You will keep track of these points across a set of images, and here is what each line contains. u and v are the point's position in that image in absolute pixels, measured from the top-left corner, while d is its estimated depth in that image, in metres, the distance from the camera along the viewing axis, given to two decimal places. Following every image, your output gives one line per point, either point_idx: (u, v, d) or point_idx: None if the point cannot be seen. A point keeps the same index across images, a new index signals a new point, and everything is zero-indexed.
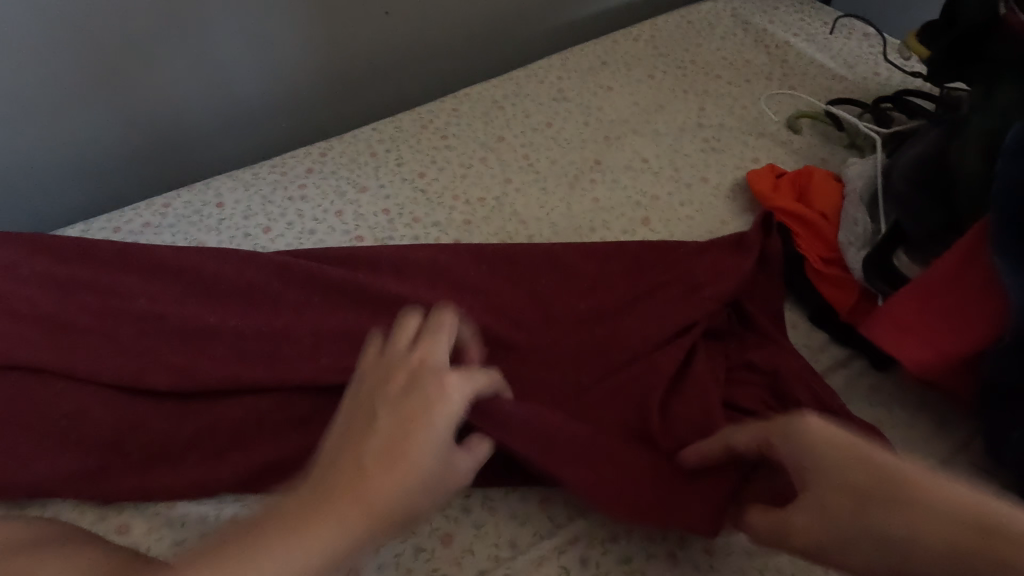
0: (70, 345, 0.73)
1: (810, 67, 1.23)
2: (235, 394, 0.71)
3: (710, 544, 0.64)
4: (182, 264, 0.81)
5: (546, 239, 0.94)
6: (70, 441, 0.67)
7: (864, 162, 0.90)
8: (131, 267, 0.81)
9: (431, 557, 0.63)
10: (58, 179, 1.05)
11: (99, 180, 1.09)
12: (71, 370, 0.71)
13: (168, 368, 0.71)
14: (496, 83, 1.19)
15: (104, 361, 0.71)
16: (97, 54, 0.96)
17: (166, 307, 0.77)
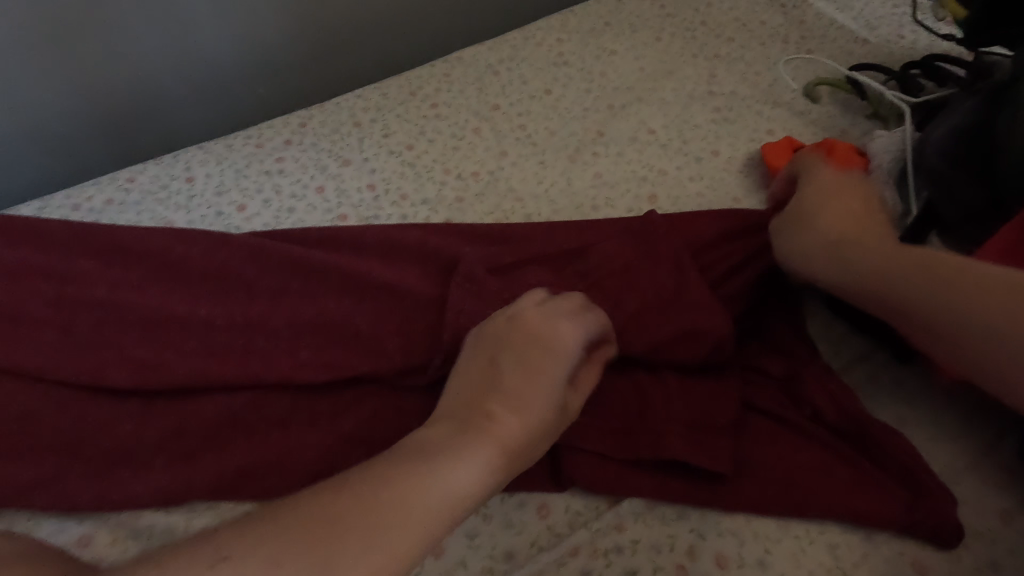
0: (24, 339, 0.67)
1: (830, 29, 1.13)
2: (207, 390, 0.66)
3: (721, 555, 0.59)
4: (146, 247, 0.74)
5: (545, 218, 0.86)
6: (25, 446, 0.62)
7: (891, 135, 0.82)
8: (90, 251, 0.74)
9: (421, 571, 0.58)
10: (13, 153, 0.97)
11: (59, 154, 1.01)
12: (28, 366, 0.65)
13: (134, 363, 0.66)
14: (491, 46, 1.10)
15: (62, 357, 0.66)
16: (43, 11, 0.87)
17: (127, 296, 0.70)
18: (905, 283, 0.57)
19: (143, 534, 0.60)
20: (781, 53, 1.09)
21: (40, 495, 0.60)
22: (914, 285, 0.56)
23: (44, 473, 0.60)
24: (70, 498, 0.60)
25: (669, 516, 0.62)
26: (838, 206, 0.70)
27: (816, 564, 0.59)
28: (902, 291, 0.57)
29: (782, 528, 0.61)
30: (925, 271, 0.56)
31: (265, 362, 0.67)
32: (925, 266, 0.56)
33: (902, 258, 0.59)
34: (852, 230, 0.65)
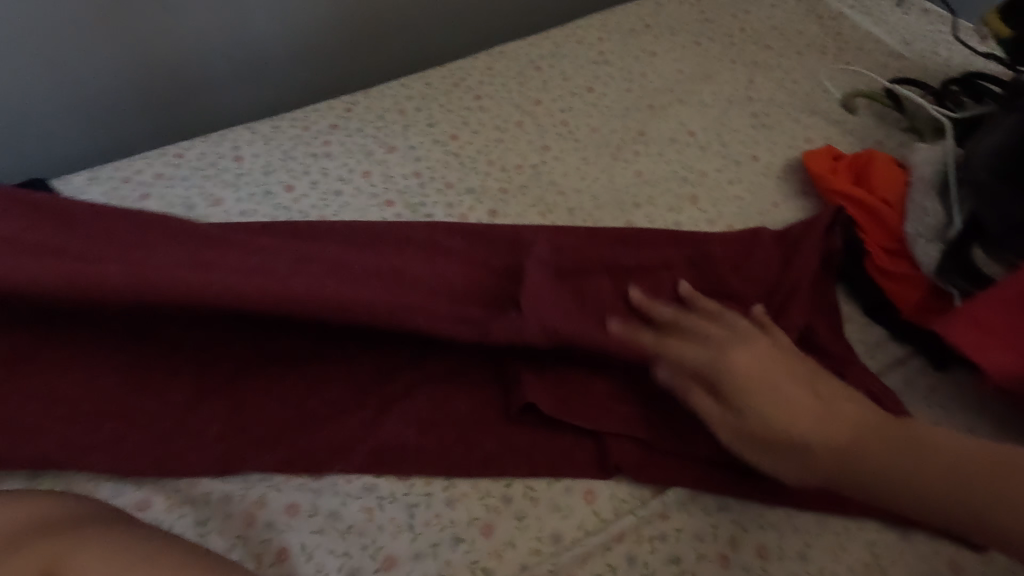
0: (82, 308, 0.68)
1: (866, 41, 1.15)
2: (260, 369, 0.68)
3: (762, 546, 0.61)
4: (198, 223, 0.74)
5: (588, 213, 0.88)
6: (86, 411, 0.63)
7: (931, 148, 0.84)
8: (145, 225, 0.74)
9: (470, 549, 0.59)
10: (56, 125, 0.97)
11: (102, 129, 1.01)
12: (92, 336, 0.67)
13: (194, 340, 0.68)
14: (533, 42, 1.11)
15: (124, 328, 0.68)
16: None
17: (182, 270, 0.71)
18: (907, 484, 0.52)
19: (201, 501, 0.61)
20: (818, 63, 1.11)
21: (95, 461, 0.61)
22: (903, 463, 0.52)
23: (104, 438, 0.61)
24: (126, 463, 0.61)
25: (712, 507, 0.63)
26: (780, 398, 0.59)
27: (854, 559, 0.60)
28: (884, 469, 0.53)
29: (822, 523, 0.62)
30: (877, 443, 0.54)
31: (319, 345, 0.69)
32: (957, 467, 0.51)
33: (870, 443, 0.54)
34: (758, 405, 0.59)
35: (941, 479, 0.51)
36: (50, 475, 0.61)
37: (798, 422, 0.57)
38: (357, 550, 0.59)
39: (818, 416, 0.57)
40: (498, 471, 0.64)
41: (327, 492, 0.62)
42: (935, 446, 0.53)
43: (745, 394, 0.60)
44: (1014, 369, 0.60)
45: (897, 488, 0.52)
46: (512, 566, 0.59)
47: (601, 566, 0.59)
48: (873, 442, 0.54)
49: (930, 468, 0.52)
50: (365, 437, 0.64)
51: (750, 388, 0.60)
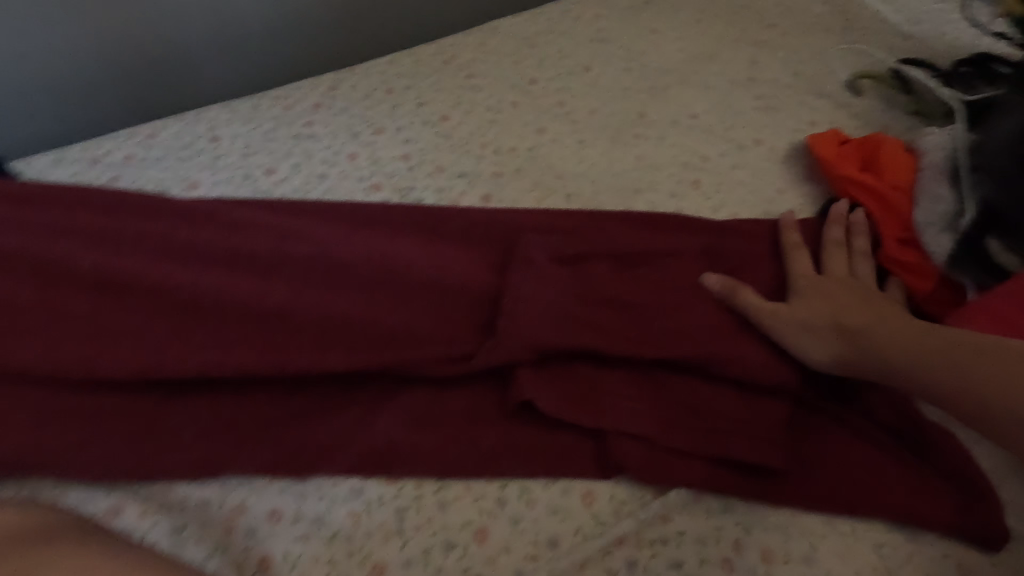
0: (46, 301, 0.63)
1: (873, 21, 1.11)
2: (228, 363, 0.60)
3: (767, 549, 0.59)
4: (172, 211, 0.70)
5: (587, 199, 0.84)
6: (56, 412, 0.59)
7: (942, 132, 0.81)
8: (117, 213, 0.70)
9: (463, 555, 0.57)
10: (19, 101, 0.91)
11: (70, 105, 0.95)
12: (45, 337, 0.61)
13: (156, 338, 0.61)
14: (528, 17, 1.06)
15: (84, 325, 0.62)
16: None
17: (156, 260, 0.66)
18: (921, 373, 0.57)
19: (176, 507, 0.57)
20: (824, 43, 1.07)
21: (64, 466, 0.57)
22: (955, 366, 0.56)
23: (75, 439, 0.58)
24: (98, 468, 0.57)
25: (715, 509, 0.61)
26: (835, 300, 0.64)
27: (862, 563, 0.58)
28: (937, 379, 0.56)
29: (828, 525, 0.60)
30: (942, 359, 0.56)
31: (295, 337, 0.63)
32: (954, 345, 0.57)
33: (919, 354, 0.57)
34: (812, 307, 0.64)
35: (935, 354, 0.57)
36: (15, 479, 0.57)
37: (837, 322, 0.62)
38: (344, 557, 0.56)
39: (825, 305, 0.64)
40: (492, 470, 0.61)
41: (312, 496, 0.58)
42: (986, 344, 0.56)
43: (800, 289, 0.67)
44: None
45: (918, 371, 0.57)
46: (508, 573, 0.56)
47: (600, 571, 0.57)
48: (914, 343, 0.58)
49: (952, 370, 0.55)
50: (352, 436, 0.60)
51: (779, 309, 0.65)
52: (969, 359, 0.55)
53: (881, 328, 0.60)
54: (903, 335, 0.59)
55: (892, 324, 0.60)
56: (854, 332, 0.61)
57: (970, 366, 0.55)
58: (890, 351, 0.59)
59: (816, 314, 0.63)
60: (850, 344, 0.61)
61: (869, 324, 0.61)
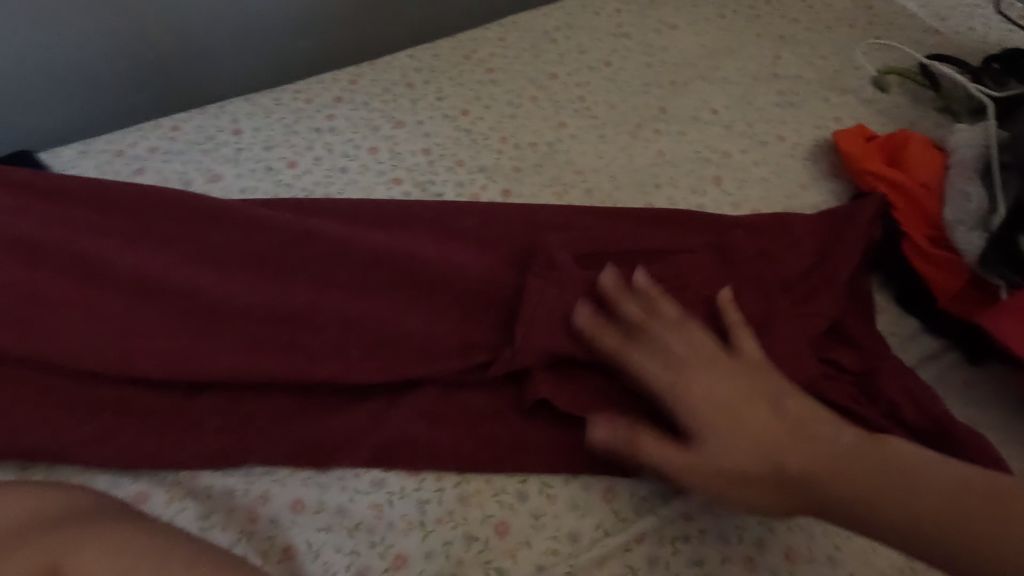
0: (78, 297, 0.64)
1: (899, 16, 1.09)
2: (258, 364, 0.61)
3: (790, 549, 0.58)
4: (197, 204, 0.69)
5: (607, 194, 0.83)
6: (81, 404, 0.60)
7: (972, 129, 0.79)
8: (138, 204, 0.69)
9: (484, 549, 0.56)
10: (44, 94, 0.91)
11: (94, 98, 0.95)
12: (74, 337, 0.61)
13: (179, 345, 0.62)
14: (547, 12, 1.06)
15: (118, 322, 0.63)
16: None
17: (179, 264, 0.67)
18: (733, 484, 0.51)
19: (201, 495, 0.58)
20: (848, 38, 1.05)
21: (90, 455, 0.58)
22: (845, 482, 0.49)
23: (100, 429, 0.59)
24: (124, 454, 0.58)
25: (738, 507, 0.60)
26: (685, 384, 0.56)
27: (886, 564, 0.58)
28: (835, 492, 0.50)
29: (852, 525, 0.59)
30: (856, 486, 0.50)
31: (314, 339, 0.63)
32: (850, 493, 0.49)
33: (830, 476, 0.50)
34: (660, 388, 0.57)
35: (864, 480, 0.49)
36: (44, 465, 0.58)
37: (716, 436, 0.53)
38: (364, 548, 0.56)
39: (744, 442, 0.52)
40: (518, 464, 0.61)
41: (334, 487, 0.59)
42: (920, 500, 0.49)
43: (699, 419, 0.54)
44: None
45: (841, 513, 0.50)
46: (528, 567, 0.56)
47: (621, 567, 0.56)
48: (798, 500, 0.50)
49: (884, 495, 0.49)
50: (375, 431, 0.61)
51: (694, 400, 0.55)
52: (880, 479, 0.49)
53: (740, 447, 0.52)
54: (811, 463, 0.50)
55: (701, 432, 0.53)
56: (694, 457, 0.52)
57: (875, 495, 0.49)
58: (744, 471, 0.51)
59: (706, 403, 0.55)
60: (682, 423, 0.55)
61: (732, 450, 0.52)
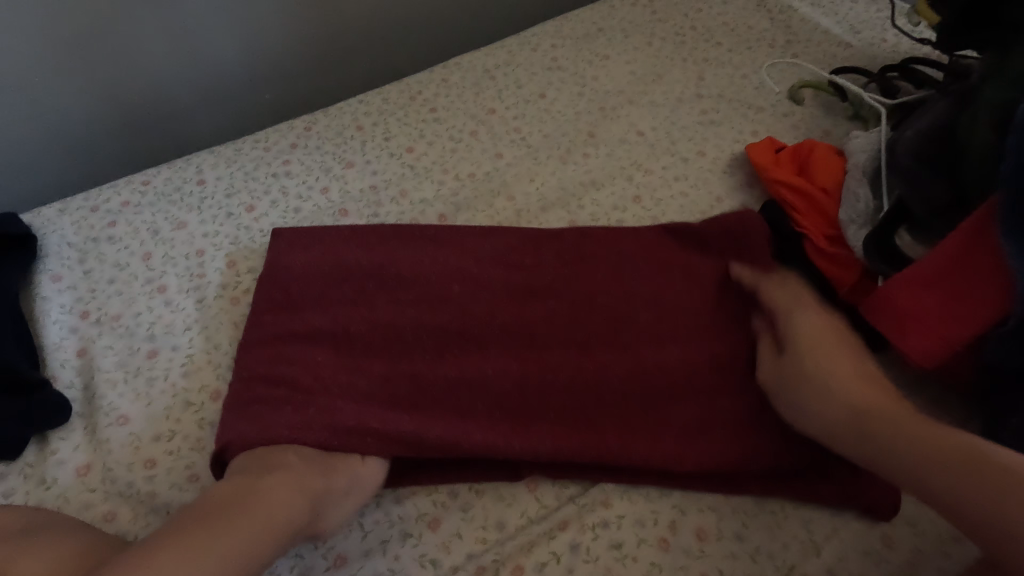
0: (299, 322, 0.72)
1: (815, 33, 1.17)
2: (467, 379, 0.68)
3: (701, 529, 0.63)
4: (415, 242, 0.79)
5: (534, 215, 0.91)
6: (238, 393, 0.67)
7: (867, 136, 0.86)
8: (336, 243, 0.78)
9: (418, 543, 0.62)
10: (32, 162, 1.01)
11: (77, 161, 1.05)
12: (269, 350, 0.70)
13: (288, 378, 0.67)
14: (488, 52, 1.15)
15: (365, 331, 0.71)
16: (62, 19, 0.91)
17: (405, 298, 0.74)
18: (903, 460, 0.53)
19: (163, 510, 0.64)
20: (767, 57, 1.14)
21: (227, 454, 0.64)
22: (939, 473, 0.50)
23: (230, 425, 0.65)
24: (274, 440, 0.63)
25: (654, 493, 0.66)
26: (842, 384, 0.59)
27: (789, 536, 0.63)
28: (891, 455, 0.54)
29: (758, 504, 0.65)
30: (962, 467, 0.49)
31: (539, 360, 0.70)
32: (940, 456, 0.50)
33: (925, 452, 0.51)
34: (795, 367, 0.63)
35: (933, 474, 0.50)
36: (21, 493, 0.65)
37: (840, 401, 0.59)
38: (306, 550, 0.61)
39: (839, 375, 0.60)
40: (596, 456, 0.64)
41: None
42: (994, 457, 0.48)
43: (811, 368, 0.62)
44: (935, 351, 0.63)
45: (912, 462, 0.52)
46: (459, 556, 0.61)
47: (545, 554, 0.62)
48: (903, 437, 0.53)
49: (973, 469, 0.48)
50: (486, 432, 0.65)
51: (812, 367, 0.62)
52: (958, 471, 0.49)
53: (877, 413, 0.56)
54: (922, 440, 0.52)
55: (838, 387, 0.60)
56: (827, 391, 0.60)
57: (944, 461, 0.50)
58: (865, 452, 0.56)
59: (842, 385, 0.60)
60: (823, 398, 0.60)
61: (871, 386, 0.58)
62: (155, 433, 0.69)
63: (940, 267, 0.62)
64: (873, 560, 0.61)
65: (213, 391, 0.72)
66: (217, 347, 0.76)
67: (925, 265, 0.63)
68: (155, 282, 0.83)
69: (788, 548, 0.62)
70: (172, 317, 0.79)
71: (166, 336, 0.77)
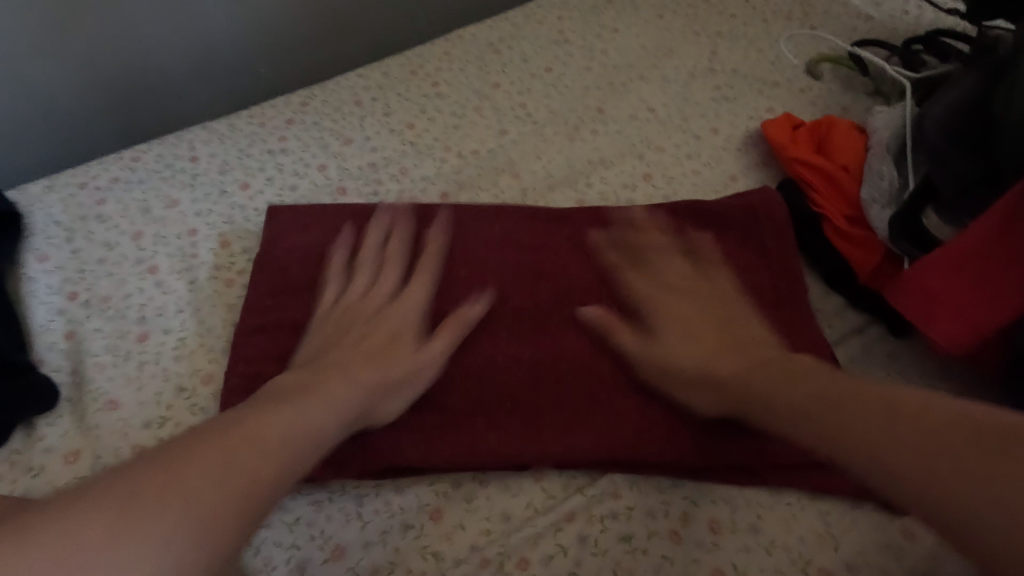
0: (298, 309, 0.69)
1: (834, 5, 1.12)
2: (475, 367, 0.66)
3: (714, 521, 0.61)
4: (426, 223, 0.76)
5: (540, 194, 0.87)
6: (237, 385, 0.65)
7: (891, 110, 0.82)
8: (336, 225, 0.75)
9: (420, 535, 0.60)
10: (17, 139, 0.97)
11: (65, 136, 1.01)
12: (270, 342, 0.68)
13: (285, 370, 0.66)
14: (491, 24, 1.10)
15: (372, 323, 0.68)
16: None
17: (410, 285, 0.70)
18: (834, 427, 0.48)
19: None
20: (784, 29, 1.09)
21: None
22: (884, 430, 0.45)
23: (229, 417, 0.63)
24: None
25: (665, 484, 0.63)
26: (712, 364, 0.61)
27: (806, 529, 0.60)
28: (785, 413, 0.53)
29: (774, 496, 0.62)
30: (934, 435, 0.43)
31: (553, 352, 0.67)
32: (873, 414, 0.47)
33: (867, 405, 0.47)
34: (687, 345, 0.63)
35: (875, 440, 0.45)
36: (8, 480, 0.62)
37: (715, 374, 0.60)
38: (303, 541, 0.59)
39: (698, 347, 0.62)
40: (616, 452, 0.62)
41: None
42: (954, 410, 0.43)
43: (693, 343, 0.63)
44: (965, 336, 0.59)
45: (820, 434, 0.49)
46: (462, 548, 0.59)
47: (552, 546, 0.59)
48: (816, 400, 0.51)
49: (934, 424, 0.43)
50: (495, 426, 0.63)
51: (688, 351, 0.63)
52: (917, 436, 0.43)
53: (791, 369, 0.56)
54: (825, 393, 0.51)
55: (695, 345, 0.63)
56: (719, 369, 0.60)
57: (912, 428, 0.44)
58: (777, 409, 0.54)
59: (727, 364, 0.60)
60: (716, 364, 0.60)
61: (788, 364, 0.57)
62: (146, 420, 0.67)
63: (973, 243, 0.59)
64: (894, 555, 0.59)
65: (206, 376, 0.70)
66: (210, 330, 0.73)
67: (959, 244, 0.60)
68: (146, 262, 0.79)
69: (806, 542, 0.59)
70: (164, 299, 0.76)
71: (157, 319, 0.74)
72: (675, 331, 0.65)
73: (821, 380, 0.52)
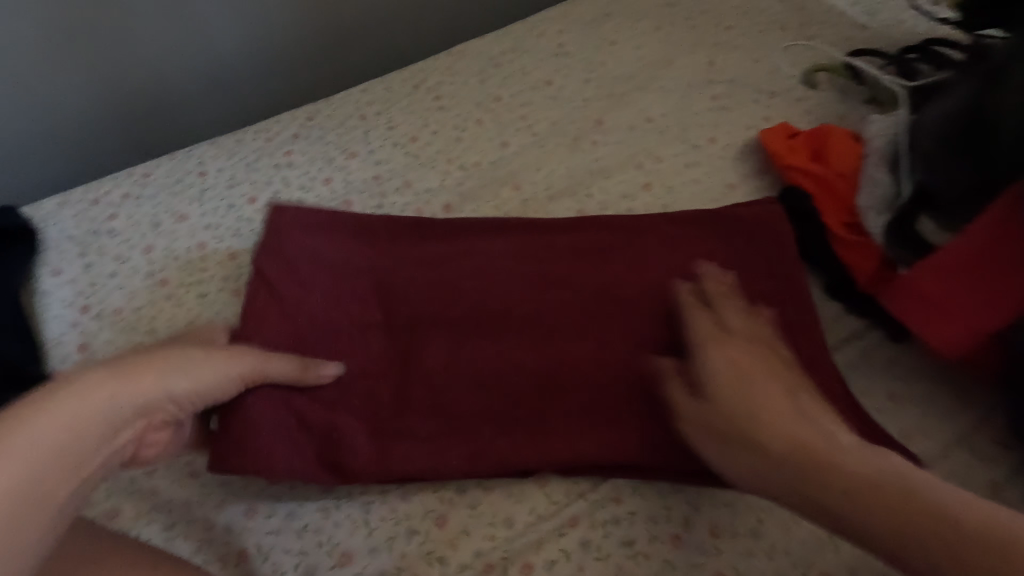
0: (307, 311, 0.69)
1: (830, 15, 1.14)
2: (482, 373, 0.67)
3: (715, 525, 0.62)
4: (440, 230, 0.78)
5: (542, 204, 0.89)
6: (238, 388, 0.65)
7: (886, 119, 0.83)
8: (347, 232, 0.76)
9: (425, 540, 0.61)
10: (30, 156, 1.00)
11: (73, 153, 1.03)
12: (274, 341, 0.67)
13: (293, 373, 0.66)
14: (492, 39, 1.12)
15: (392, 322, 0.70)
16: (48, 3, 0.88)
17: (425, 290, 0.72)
18: (861, 508, 0.48)
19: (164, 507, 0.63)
20: (780, 40, 1.10)
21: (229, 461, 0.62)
22: (900, 532, 0.45)
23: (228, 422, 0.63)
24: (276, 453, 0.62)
25: (666, 490, 0.64)
26: (751, 397, 0.57)
27: (807, 533, 0.61)
28: (771, 478, 0.53)
29: (774, 501, 0.63)
30: (908, 520, 0.45)
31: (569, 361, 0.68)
32: (878, 494, 0.47)
33: (881, 528, 0.46)
34: (718, 411, 0.57)
35: (899, 524, 0.45)
36: None
37: (760, 432, 0.54)
38: (311, 548, 0.60)
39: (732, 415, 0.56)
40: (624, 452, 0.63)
41: (283, 495, 0.63)
42: (947, 513, 0.44)
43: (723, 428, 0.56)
44: (962, 341, 0.60)
45: (851, 514, 0.48)
46: (466, 554, 0.60)
47: (555, 551, 0.60)
48: (835, 491, 0.49)
49: (938, 524, 0.44)
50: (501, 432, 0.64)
51: (736, 409, 0.56)
52: (900, 529, 0.45)
53: (770, 449, 0.53)
54: (892, 494, 0.47)
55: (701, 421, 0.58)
56: (745, 448, 0.55)
57: (898, 529, 0.45)
58: (787, 488, 0.52)
59: (778, 441, 0.53)
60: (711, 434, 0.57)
61: (796, 437, 0.53)
62: None
63: (961, 249, 0.60)
64: None
65: None
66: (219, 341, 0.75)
67: (954, 249, 0.61)
68: (156, 275, 0.81)
69: (807, 545, 0.60)
70: (174, 311, 0.78)
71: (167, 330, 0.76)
72: (717, 393, 0.58)
73: (779, 461, 0.52)
